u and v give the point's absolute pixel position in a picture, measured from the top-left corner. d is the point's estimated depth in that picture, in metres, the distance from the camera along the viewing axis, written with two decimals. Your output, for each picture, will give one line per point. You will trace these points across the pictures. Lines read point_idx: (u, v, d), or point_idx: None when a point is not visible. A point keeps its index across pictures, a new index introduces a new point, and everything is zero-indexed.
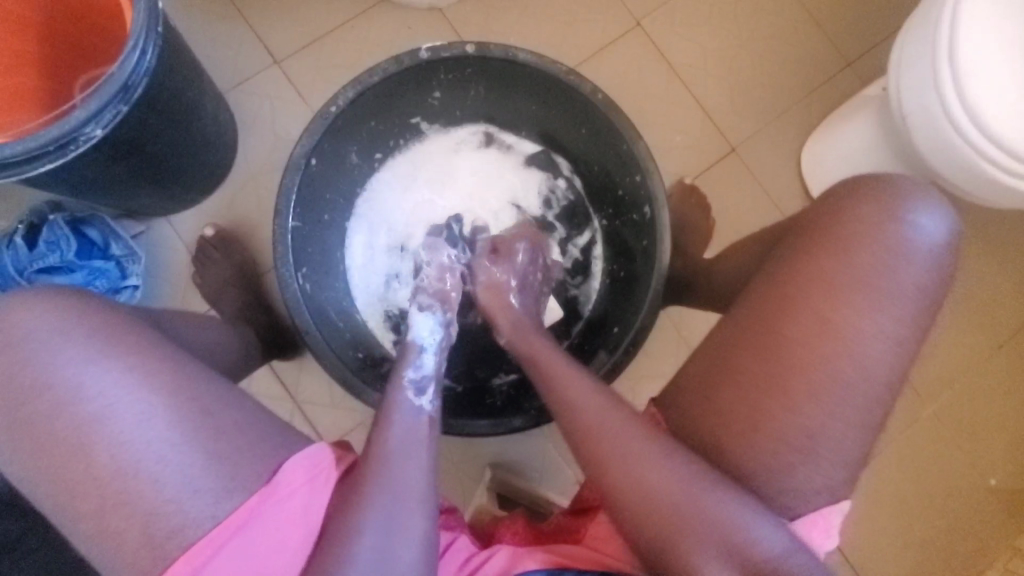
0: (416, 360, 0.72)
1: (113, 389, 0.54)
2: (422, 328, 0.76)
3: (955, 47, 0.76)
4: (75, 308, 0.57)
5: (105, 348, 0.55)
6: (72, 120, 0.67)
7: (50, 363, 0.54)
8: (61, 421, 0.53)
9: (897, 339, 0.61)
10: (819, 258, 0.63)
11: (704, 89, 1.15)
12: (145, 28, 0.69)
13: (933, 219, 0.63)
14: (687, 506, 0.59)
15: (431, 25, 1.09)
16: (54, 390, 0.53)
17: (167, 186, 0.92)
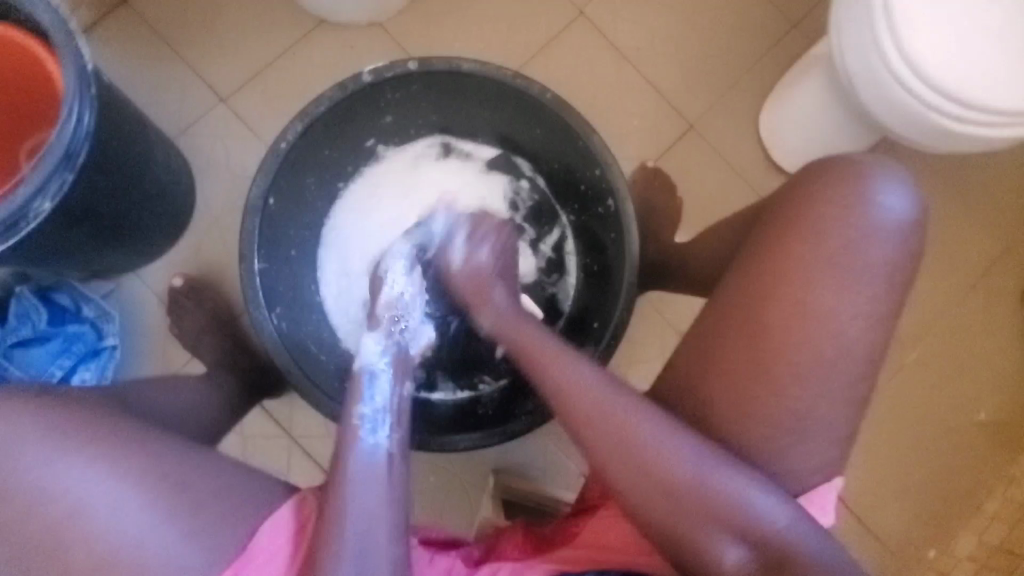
0: (366, 391, 0.69)
1: (81, 483, 0.54)
2: (371, 351, 0.74)
3: (890, 3, 0.77)
4: (32, 410, 0.57)
5: (71, 438, 0.56)
6: (19, 196, 0.66)
7: (18, 466, 0.55)
8: (39, 523, 0.54)
9: (868, 311, 0.62)
10: (781, 242, 0.64)
11: (655, 69, 1.15)
12: (78, 92, 0.68)
13: (897, 194, 0.64)
14: (681, 483, 0.61)
15: (373, 42, 1.08)
16: (25, 496, 0.54)
17: (124, 244, 0.91)
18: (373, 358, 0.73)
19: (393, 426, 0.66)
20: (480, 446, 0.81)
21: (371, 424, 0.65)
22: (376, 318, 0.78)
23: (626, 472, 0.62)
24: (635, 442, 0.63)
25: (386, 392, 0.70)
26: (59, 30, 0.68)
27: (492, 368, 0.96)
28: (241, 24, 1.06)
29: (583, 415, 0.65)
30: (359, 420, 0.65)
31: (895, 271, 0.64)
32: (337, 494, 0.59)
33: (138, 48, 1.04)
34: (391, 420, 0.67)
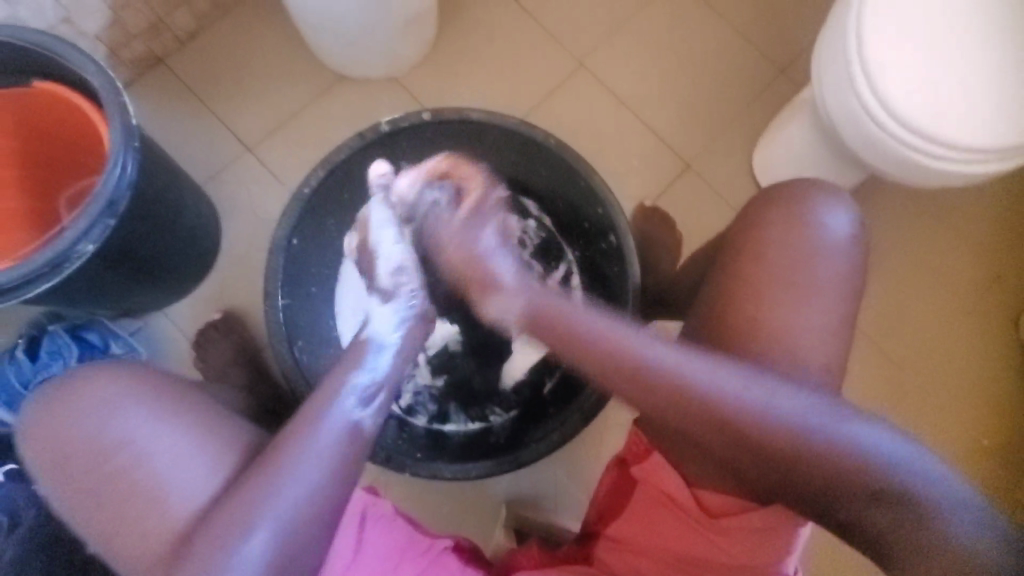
0: (368, 360, 0.72)
1: (159, 444, 0.62)
2: (381, 323, 0.77)
3: (864, 51, 0.82)
4: (130, 378, 0.65)
5: (140, 402, 0.64)
6: (64, 240, 0.71)
7: (110, 424, 0.62)
8: (103, 473, 0.61)
9: (840, 329, 0.69)
10: (738, 264, 0.72)
11: (652, 113, 1.23)
12: (122, 144, 0.74)
13: (837, 217, 0.71)
14: (774, 442, 0.61)
15: (388, 94, 1.16)
16: (95, 447, 0.62)
17: (153, 284, 0.95)
18: (382, 333, 0.76)
19: (381, 402, 0.70)
20: (492, 474, 0.82)
21: (365, 395, 0.69)
22: (392, 294, 0.82)
23: (716, 432, 0.63)
24: (710, 408, 0.63)
25: (386, 366, 0.73)
26: (107, 89, 0.74)
27: (501, 399, 1.00)
28: (266, 79, 1.14)
29: (649, 384, 0.65)
30: (354, 390, 0.68)
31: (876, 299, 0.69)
32: (282, 464, 0.62)
33: (171, 102, 1.12)
34: (383, 394, 0.70)
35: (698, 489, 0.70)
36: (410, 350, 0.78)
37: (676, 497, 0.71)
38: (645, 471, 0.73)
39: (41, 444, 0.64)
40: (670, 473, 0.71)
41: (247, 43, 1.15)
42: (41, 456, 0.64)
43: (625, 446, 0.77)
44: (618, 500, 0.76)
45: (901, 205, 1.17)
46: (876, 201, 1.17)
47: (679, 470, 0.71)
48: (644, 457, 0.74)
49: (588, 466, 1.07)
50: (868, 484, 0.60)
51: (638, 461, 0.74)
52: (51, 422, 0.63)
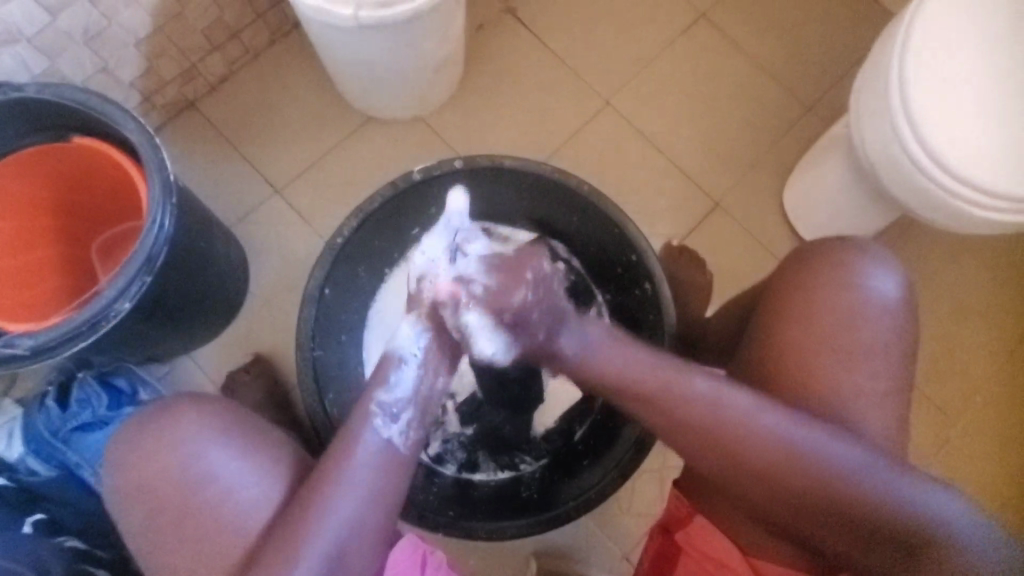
0: (392, 376, 0.69)
1: (235, 473, 0.65)
2: (406, 333, 0.70)
3: (907, 99, 0.80)
4: (205, 408, 0.67)
5: (223, 431, 0.66)
6: (103, 299, 0.71)
7: (189, 453, 0.65)
8: (188, 502, 0.64)
9: (889, 388, 0.67)
10: (783, 324, 0.69)
11: (679, 151, 1.21)
12: (161, 202, 0.74)
13: (882, 277, 0.69)
14: (809, 486, 0.61)
15: (416, 135, 1.17)
16: (178, 477, 0.65)
17: (184, 329, 0.96)
18: (407, 342, 0.70)
19: (412, 419, 0.68)
20: (528, 534, 0.81)
21: (390, 412, 0.67)
22: (417, 300, 0.71)
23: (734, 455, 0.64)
24: (736, 436, 0.63)
25: (413, 382, 0.69)
26: (147, 147, 0.75)
27: (531, 447, 0.98)
28: (295, 121, 1.15)
29: (691, 418, 0.64)
30: (381, 406, 0.67)
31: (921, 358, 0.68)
32: (327, 480, 0.63)
33: (201, 146, 1.13)
34: (414, 410, 0.68)
35: (752, 556, 0.68)
36: (435, 359, 0.71)
37: (723, 559, 0.68)
38: (688, 535, 0.70)
39: (119, 474, 0.66)
40: (710, 532, 0.69)
41: (277, 86, 1.16)
42: (119, 484, 0.66)
43: (668, 512, 0.74)
44: (662, 566, 0.72)
45: (939, 244, 1.15)
46: (912, 240, 1.14)
47: (723, 533, 0.69)
48: (687, 520, 0.71)
49: (620, 517, 1.04)
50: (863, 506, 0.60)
51: (680, 526, 0.72)
52: (131, 452, 0.66)
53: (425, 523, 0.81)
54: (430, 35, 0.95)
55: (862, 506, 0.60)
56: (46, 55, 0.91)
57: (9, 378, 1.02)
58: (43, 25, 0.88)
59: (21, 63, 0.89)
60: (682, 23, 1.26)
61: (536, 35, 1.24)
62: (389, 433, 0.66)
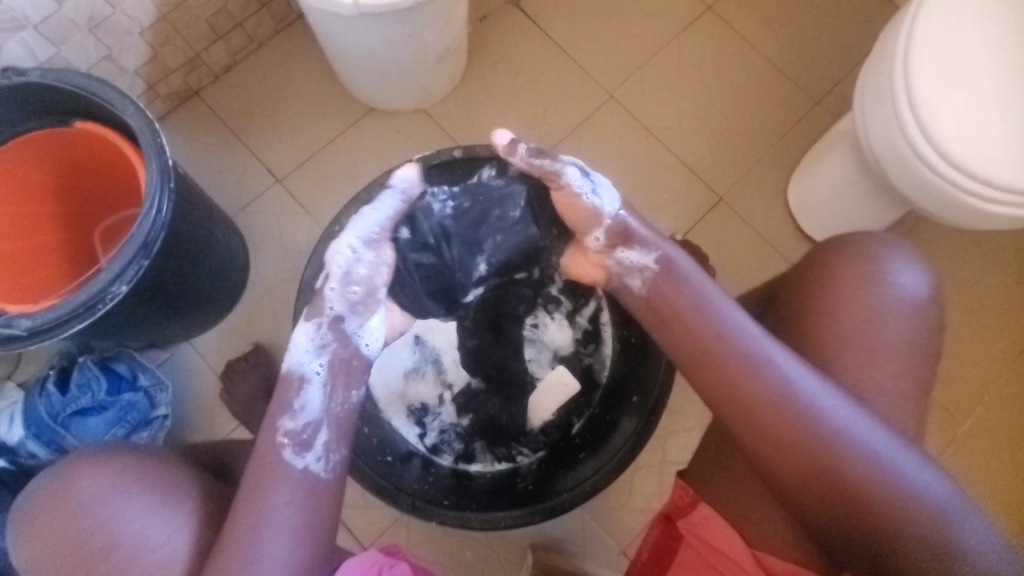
0: (298, 399, 0.64)
1: (149, 528, 0.58)
2: (301, 344, 0.66)
3: (913, 91, 0.79)
4: (112, 461, 0.61)
5: (126, 487, 0.59)
6: (99, 281, 0.71)
7: (96, 515, 0.58)
8: (93, 571, 0.57)
9: (888, 380, 0.66)
10: (804, 320, 0.69)
11: (682, 145, 1.20)
12: (159, 186, 0.74)
13: (910, 275, 0.68)
14: (828, 468, 0.58)
15: (418, 127, 1.17)
16: (82, 545, 0.58)
17: (184, 316, 0.96)
18: (305, 358, 0.65)
19: (329, 442, 0.63)
20: (519, 526, 0.80)
21: (303, 440, 0.62)
22: (321, 306, 0.67)
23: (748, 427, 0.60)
24: (751, 406, 0.60)
25: (323, 400, 0.65)
26: (146, 132, 0.75)
27: (529, 439, 0.96)
28: (298, 111, 1.15)
29: (748, 392, 0.60)
30: (288, 436, 0.62)
31: (921, 351, 0.67)
32: (246, 517, 0.57)
33: (204, 135, 1.13)
34: (331, 426, 0.64)
35: (759, 550, 0.66)
36: (346, 373, 0.66)
37: (729, 552, 0.66)
38: (690, 524, 0.70)
39: (25, 542, 0.60)
40: (717, 524, 0.68)
41: (279, 77, 1.16)
42: (26, 554, 0.59)
43: (670, 501, 0.74)
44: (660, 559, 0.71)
45: (946, 242, 1.13)
46: (919, 236, 1.13)
47: (728, 522, 0.68)
48: (690, 509, 0.71)
49: (618, 512, 1.03)
50: (887, 498, 0.56)
51: (682, 515, 0.71)
52: (38, 521, 0.59)
53: (416, 514, 0.81)
54: (432, 25, 0.94)
55: (885, 498, 0.56)
56: (51, 42, 0.91)
57: (12, 361, 1.03)
58: (50, 14, 0.88)
59: (27, 50, 0.90)
60: (687, 16, 1.25)
61: (541, 28, 1.23)
62: (302, 463, 0.61)
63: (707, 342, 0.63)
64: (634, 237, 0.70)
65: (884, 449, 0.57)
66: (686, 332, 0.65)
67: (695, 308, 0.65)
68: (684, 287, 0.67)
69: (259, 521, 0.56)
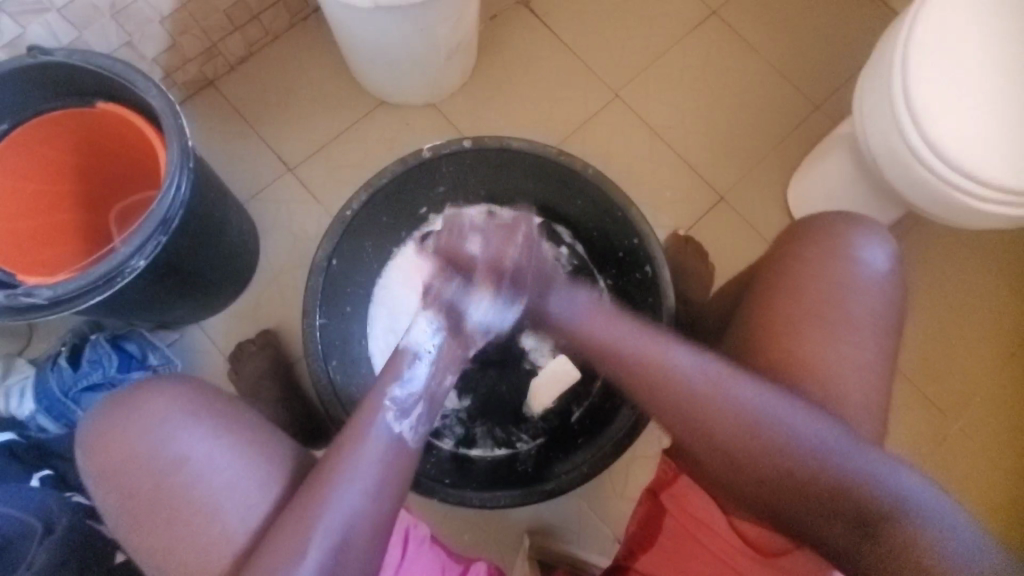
0: (406, 371, 0.68)
1: (207, 451, 0.62)
2: (421, 330, 0.71)
3: (909, 92, 0.82)
4: (175, 388, 0.65)
5: (188, 413, 0.64)
6: (119, 255, 0.74)
7: (162, 434, 0.62)
8: (159, 486, 0.61)
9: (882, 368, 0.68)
10: (771, 295, 0.71)
11: (685, 144, 1.23)
12: (179, 165, 0.76)
13: (876, 251, 0.71)
14: (782, 461, 0.60)
15: (427, 120, 1.19)
16: (150, 462, 0.62)
17: (194, 297, 0.98)
18: (422, 339, 0.71)
19: (422, 415, 0.67)
20: (520, 504, 0.82)
21: (404, 408, 0.66)
22: (433, 297, 0.73)
23: (704, 430, 0.63)
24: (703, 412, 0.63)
25: (425, 378, 0.69)
26: (167, 113, 0.78)
27: (530, 425, 0.99)
28: (311, 103, 1.18)
29: (696, 400, 0.63)
30: (394, 402, 0.66)
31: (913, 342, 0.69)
32: (331, 471, 0.61)
33: (219, 123, 1.16)
34: (423, 408, 0.67)
35: (735, 521, 0.68)
36: (450, 359, 0.72)
37: (707, 520, 0.69)
38: (674, 496, 0.73)
39: (91, 457, 0.64)
40: (697, 496, 0.71)
41: (294, 69, 1.19)
42: (92, 463, 0.64)
43: (655, 477, 0.77)
44: (650, 531, 0.74)
45: (942, 245, 1.15)
46: (916, 238, 1.15)
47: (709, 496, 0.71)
48: (672, 483, 0.74)
49: (613, 500, 1.05)
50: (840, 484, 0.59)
51: (666, 489, 0.74)
52: (103, 436, 0.63)
53: (420, 489, 0.83)
54: (446, 20, 0.97)
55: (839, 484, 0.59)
56: (74, 26, 0.94)
57: (25, 337, 1.05)
58: None
59: (50, 32, 0.93)
60: (693, 20, 1.28)
61: (550, 27, 1.26)
62: (402, 428, 0.65)
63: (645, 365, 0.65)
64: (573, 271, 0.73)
65: (828, 437, 0.60)
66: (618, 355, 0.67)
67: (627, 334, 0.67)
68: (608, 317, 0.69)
69: (350, 467, 0.61)
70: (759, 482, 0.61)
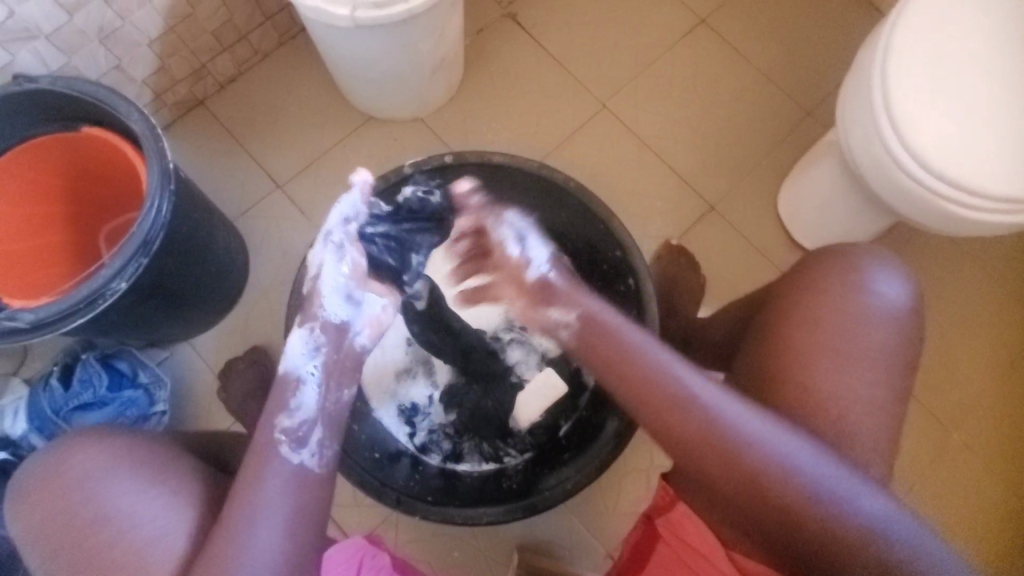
0: (294, 398, 0.66)
1: (134, 501, 0.60)
2: (296, 348, 0.68)
3: (891, 101, 0.81)
4: (105, 438, 0.64)
5: (117, 463, 0.62)
6: (99, 278, 0.74)
7: (89, 487, 0.61)
8: (84, 544, 0.60)
9: (871, 385, 0.65)
10: (783, 327, 0.69)
11: (674, 154, 1.23)
12: (159, 188, 0.77)
13: (888, 282, 0.68)
14: (763, 482, 0.56)
15: (416, 135, 1.20)
16: (76, 518, 0.60)
17: (182, 316, 0.99)
18: (299, 361, 0.68)
19: (323, 438, 0.65)
20: (501, 522, 0.82)
21: (298, 437, 0.63)
22: (312, 312, 0.70)
23: (681, 441, 0.59)
24: (685, 423, 0.59)
25: (316, 400, 0.67)
26: (148, 136, 0.79)
27: (517, 440, 0.98)
28: (301, 120, 1.19)
29: (676, 410, 0.59)
30: (285, 433, 0.63)
31: (903, 357, 0.67)
32: (241, 505, 0.57)
33: (209, 142, 1.17)
34: (320, 426, 0.66)
35: (735, 552, 0.64)
36: (340, 371, 0.69)
37: (696, 545, 0.67)
38: (669, 522, 0.71)
39: (25, 512, 0.62)
40: (694, 524, 0.69)
41: (283, 87, 1.20)
42: (24, 521, 0.62)
43: (652, 500, 0.76)
44: (640, 554, 0.72)
45: (938, 251, 1.14)
46: (909, 245, 1.14)
47: (704, 521, 0.68)
48: (670, 507, 0.72)
49: (604, 515, 1.04)
50: (824, 509, 0.55)
51: (662, 513, 0.73)
52: (36, 492, 0.62)
53: (402, 507, 0.83)
54: (427, 37, 0.98)
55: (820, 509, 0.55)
56: (63, 51, 0.96)
57: (18, 358, 1.06)
58: (62, 24, 0.92)
59: (39, 58, 0.95)
60: (681, 29, 1.28)
61: (537, 40, 1.27)
62: (299, 457, 0.62)
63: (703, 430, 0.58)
64: (553, 295, 0.71)
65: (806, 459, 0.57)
66: (671, 418, 0.60)
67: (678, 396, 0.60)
68: (666, 373, 0.61)
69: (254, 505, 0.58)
70: (740, 502, 0.57)
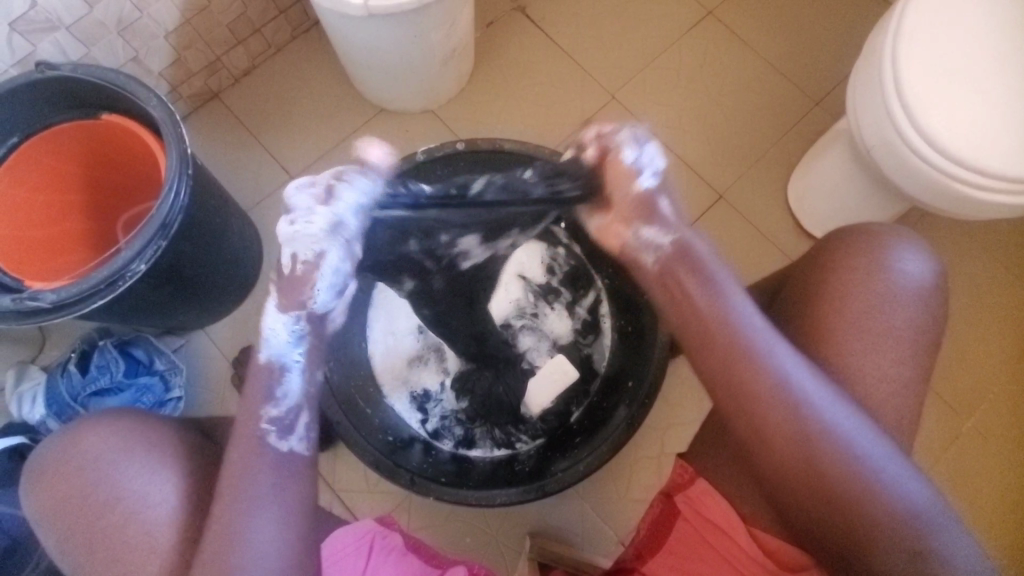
0: (277, 386, 0.61)
1: (146, 484, 0.61)
2: (279, 336, 0.61)
3: (900, 83, 0.81)
4: (116, 422, 0.64)
5: (128, 446, 0.62)
6: (120, 259, 0.76)
7: (101, 469, 0.61)
8: (99, 523, 0.61)
9: (882, 360, 0.66)
10: (805, 307, 0.70)
11: (683, 144, 1.23)
12: (177, 171, 0.79)
13: (912, 260, 0.69)
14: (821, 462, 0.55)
15: (426, 127, 1.21)
16: (90, 500, 0.61)
17: (197, 302, 1.00)
18: (284, 348, 0.62)
19: (308, 424, 0.61)
20: (515, 503, 0.82)
21: (285, 425, 0.60)
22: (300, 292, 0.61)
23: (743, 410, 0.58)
24: (756, 391, 0.57)
25: (302, 386, 0.62)
26: (167, 122, 0.80)
27: (528, 427, 0.98)
28: (313, 112, 1.21)
29: (752, 376, 0.57)
30: (270, 423, 0.60)
31: (915, 334, 0.67)
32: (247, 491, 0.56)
33: (224, 134, 1.19)
34: (305, 414, 0.61)
35: (753, 526, 0.67)
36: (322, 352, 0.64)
37: (726, 528, 0.67)
38: (689, 500, 0.70)
39: (40, 492, 0.63)
40: (713, 500, 0.69)
41: (295, 79, 1.22)
42: (39, 502, 0.63)
43: (669, 478, 0.73)
44: (660, 535, 0.71)
45: (949, 238, 1.13)
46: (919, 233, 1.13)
47: (727, 499, 0.69)
48: (688, 485, 0.71)
49: (614, 502, 1.04)
50: (877, 494, 0.55)
51: (680, 491, 0.71)
52: (50, 473, 0.63)
53: (416, 487, 0.82)
54: (439, 27, 0.99)
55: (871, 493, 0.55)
56: (82, 42, 0.98)
57: (35, 344, 1.08)
58: (81, 15, 0.94)
59: (60, 49, 0.96)
60: (688, 21, 1.29)
61: (545, 33, 1.28)
62: (287, 447, 0.59)
63: (769, 401, 0.57)
64: (657, 213, 0.61)
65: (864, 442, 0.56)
66: (741, 386, 0.58)
67: (744, 356, 0.58)
68: (738, 332, 0.59)
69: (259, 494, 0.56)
70: (790, 480, 0.57)
